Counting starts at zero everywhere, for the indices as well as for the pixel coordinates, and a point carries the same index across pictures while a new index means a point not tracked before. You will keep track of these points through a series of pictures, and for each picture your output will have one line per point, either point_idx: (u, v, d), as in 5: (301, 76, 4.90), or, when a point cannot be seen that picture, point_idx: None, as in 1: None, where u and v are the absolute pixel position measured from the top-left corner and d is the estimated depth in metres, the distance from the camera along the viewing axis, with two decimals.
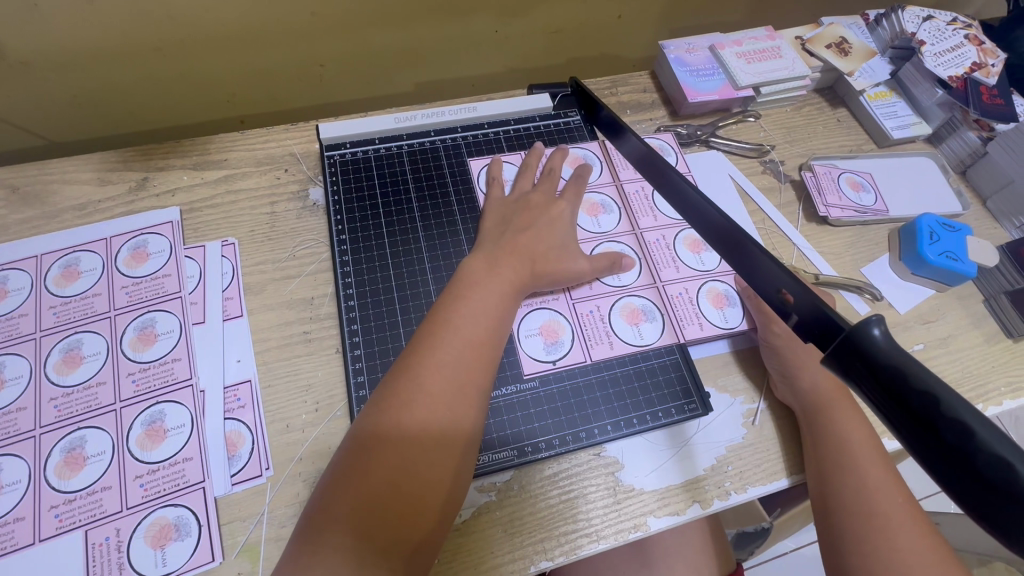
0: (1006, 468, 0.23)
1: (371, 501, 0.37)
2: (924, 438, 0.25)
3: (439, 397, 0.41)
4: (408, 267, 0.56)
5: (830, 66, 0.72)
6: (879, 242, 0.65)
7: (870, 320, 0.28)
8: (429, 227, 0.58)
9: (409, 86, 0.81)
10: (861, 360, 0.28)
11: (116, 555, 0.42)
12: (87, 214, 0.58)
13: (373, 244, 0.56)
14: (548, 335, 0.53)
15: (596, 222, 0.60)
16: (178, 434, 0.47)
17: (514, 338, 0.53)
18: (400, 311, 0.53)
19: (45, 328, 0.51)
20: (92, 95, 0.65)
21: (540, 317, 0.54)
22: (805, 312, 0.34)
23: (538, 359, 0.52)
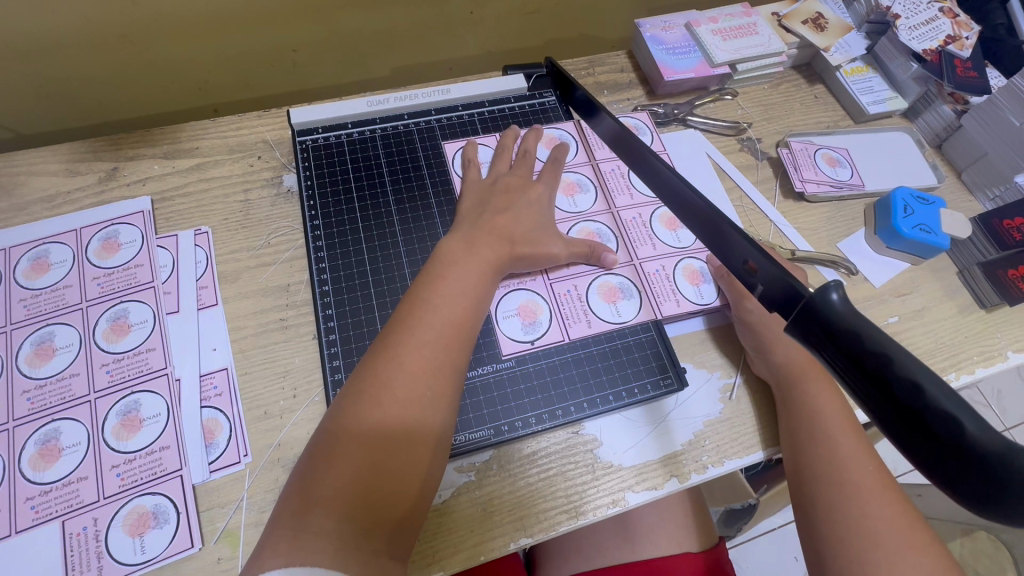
0: (954, 422, 0.23)
1: (351, 482, 0.37)
2: (880, 398, 0.25)
3: (417, 378, 0.41)
4: (383, 252, 0.55)
5: (807, 41, 0.71)
6: (856, 217, 0.65)
7: (830, 286, 0.29)
8: (404, 211, 0.57)
9: (385, 71, 0.79)
10: (821, 324, 0.29)
11: (95, 543, 0.43)
12: (56, 206, 0.57)
13: (347, 230, 0.56)
14: (526, 316, 0.53)
15: (572, 202, 0.60)
16: (155, 423, 0.47)
17: (491, 319, 0.53)
18: (375, 296, 0.53)
19: (16, 321, 0.50)
20: (59, 84, 0.64)
21: (516, 298, 0.54)
22: (768, 282, 0.35)
23: (515, 339, 0.52)
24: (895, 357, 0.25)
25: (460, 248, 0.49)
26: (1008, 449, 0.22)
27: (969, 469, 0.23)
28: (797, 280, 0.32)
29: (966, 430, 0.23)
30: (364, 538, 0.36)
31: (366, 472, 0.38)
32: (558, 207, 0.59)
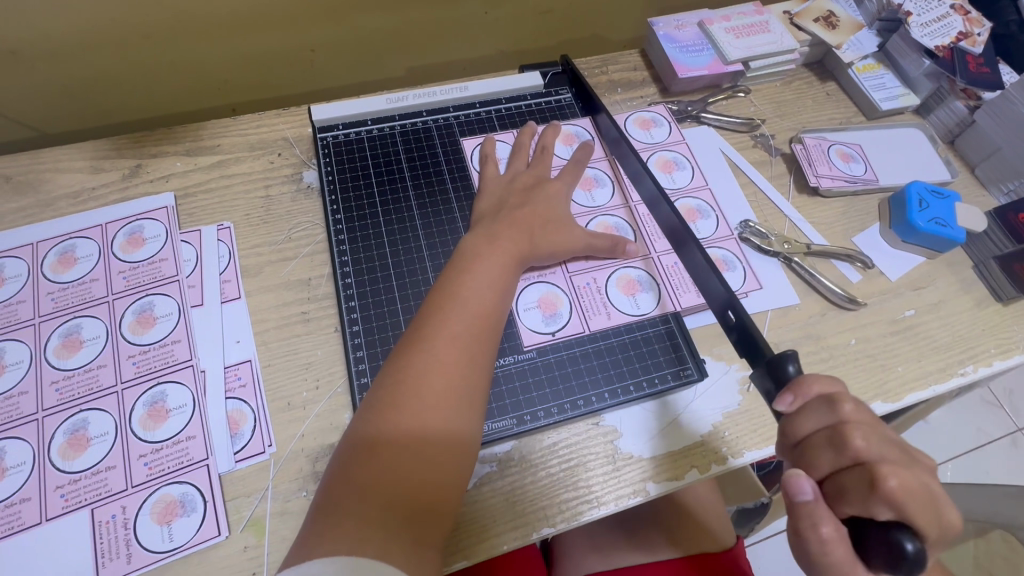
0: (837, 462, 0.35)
1: (391, 471, 0.38)
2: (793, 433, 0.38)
3: (450, 368, 0.42)
4: (403, 245, 0.56)
5: (818, 39, 0.72)
6: (871, 212, 0.65)
7: (787, 358, 0.40)
8: (424, 205, 0.58)
9: (401, 71, 0.80)
10: (774, 382, 0.40)
11: (124, 531, 0.43)
12: (82, 202, 0.58)
13: (368, 225, 0.57)
14: (547, 307, 0.54)
15: (591, 197, 0.60)
16: (181, 413, 0.47)
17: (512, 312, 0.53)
18: (396, 289, 0.54)
19: (44, 314, 0.51)
20: (82, 84, 0.65)
21: (537, 290, 0.54)
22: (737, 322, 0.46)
23: (537, 331, 0.53)
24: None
25: (482, 239, 0.50)
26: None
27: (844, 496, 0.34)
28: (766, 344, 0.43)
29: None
30: (405, 527, 0.36)
31: (404, 463, 0.38)
32: (575, 202, 0.59)
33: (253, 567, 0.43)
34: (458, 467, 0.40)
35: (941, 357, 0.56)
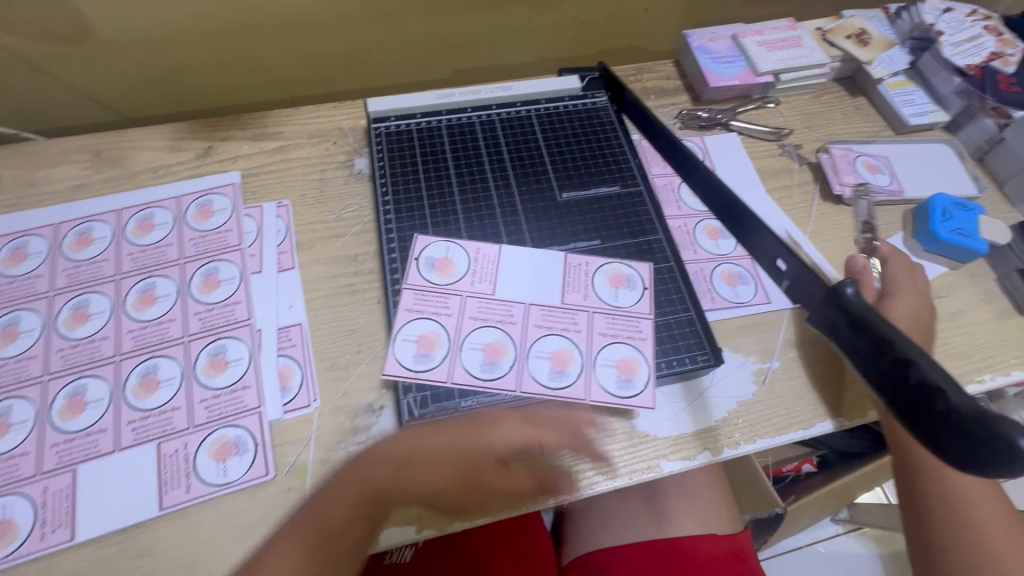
0: (939, 393, 0.28)
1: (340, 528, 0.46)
2: (905, 396, 0.29)
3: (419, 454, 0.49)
4: (451, 277, 0.56)
5: (850, 55, 0.75)
6: (895, 222, 0.67)
7: (845, 282, 0.34)
8: (477, 259, 0.58)
9: (447, 73, 0.86)
10: (839, 312, 0.34)
11: (184, 464, 0.48)
12: (160, 176, 0.65)
13: (420, 248, 0.58)
14: (490, 354, 0.53)
15: (613, 295, 0.56)
16: (238, 365, 0.53)
17: (435, 340, 0.53)
18: (430, 319, 0.54)
19: (125, 272, 0.57)
20: (164, 74, 0.73)
21: (488, 334, 0.54)
22: (796, 279, 0.39)
23: (471, 373, 0.52)
24: (894, 338, 0.31)
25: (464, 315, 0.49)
26: (986, 414, 0.26)
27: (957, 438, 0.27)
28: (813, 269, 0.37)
29: (950, 401, 0.27)
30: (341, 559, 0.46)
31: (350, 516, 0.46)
32: (574, 265, 0.58)
33: (295, 506, 0.48)
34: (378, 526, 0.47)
35: (957, 364, 0.57)
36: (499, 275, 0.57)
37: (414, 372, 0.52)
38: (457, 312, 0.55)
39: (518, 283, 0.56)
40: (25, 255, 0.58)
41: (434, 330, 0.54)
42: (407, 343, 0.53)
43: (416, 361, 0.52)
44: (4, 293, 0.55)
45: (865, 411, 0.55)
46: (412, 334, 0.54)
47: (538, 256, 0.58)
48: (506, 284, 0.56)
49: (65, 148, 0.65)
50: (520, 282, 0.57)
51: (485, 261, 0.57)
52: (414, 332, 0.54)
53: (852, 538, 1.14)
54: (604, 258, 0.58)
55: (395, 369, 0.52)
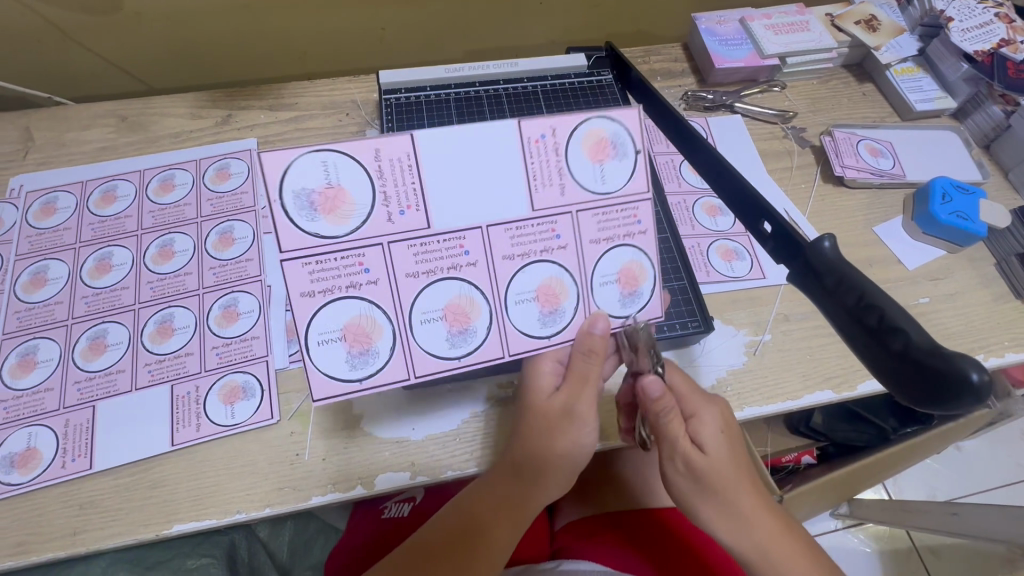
0: (904, 337, 0.30)
1: (455, 546, 0.44)
2: (874, 341, 0.32)
3: (550, 463, 0.44)
4: (350, 215, 0.38)
5: (858, 41, 0.75)
6: (895, 205, 0.67)
7: (822, 237, 0.35)
8: (381, 174, 0.38)
9: (459, 53, 0.88)
10: (814, 266, 0.35)
11: (195, 405, 0.51)
12: (181, 141, 0.68)
13: (280, 179, 0.36)
14: (453, 320, 0.41)
15: (598, 172, 0.41)
16: (248, 317, 0.55)
17: (365, 329, 0.40)
18: (346, 297, 0.39)
19: (146, 227, 0.60)
20: (188, 45, 0.76)
21: (440, 294, 0.41)
22: (778, 236, 0.40)
23: (438, 355, 0.41)
24: (865, 288, 0.32)
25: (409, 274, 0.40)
26: (946, 352, 0.29)
27: (921, 377, 0.30)
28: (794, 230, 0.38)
29: (909, 338, 0.30)
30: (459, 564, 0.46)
31: (472, 532, 0.44)
32: (535, 139, 0.40)
33: (297, 450, 0.51)
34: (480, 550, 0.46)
35: (949, 344, 0.58)
36: (425, 195, 0.39)
37: (355, 382, 0.40)
38: (384, 277, 0.40)
39: (457, 188, 0.39)
40: (54, 209, 0.61)
41: (362, 309, 0.40)
42: (330, 343, 0.39)
43: (351, 367, 0.40)
44: (34, 243, 0.59)
45: (855, 385, 0.56)
46: (329, 327, 0.39)
47: (494, 143, 0.39)
48: (438, 189, 0.39)
49: (93, 113, 0.69)
50: (467, 185, 0.40)
51: (397, 171, 0.38)
52: (330, 327, 0.39)
53: (850, 533, 1.14)
54: (576, 113, 0.40)
55: (325, 391, 0.39)
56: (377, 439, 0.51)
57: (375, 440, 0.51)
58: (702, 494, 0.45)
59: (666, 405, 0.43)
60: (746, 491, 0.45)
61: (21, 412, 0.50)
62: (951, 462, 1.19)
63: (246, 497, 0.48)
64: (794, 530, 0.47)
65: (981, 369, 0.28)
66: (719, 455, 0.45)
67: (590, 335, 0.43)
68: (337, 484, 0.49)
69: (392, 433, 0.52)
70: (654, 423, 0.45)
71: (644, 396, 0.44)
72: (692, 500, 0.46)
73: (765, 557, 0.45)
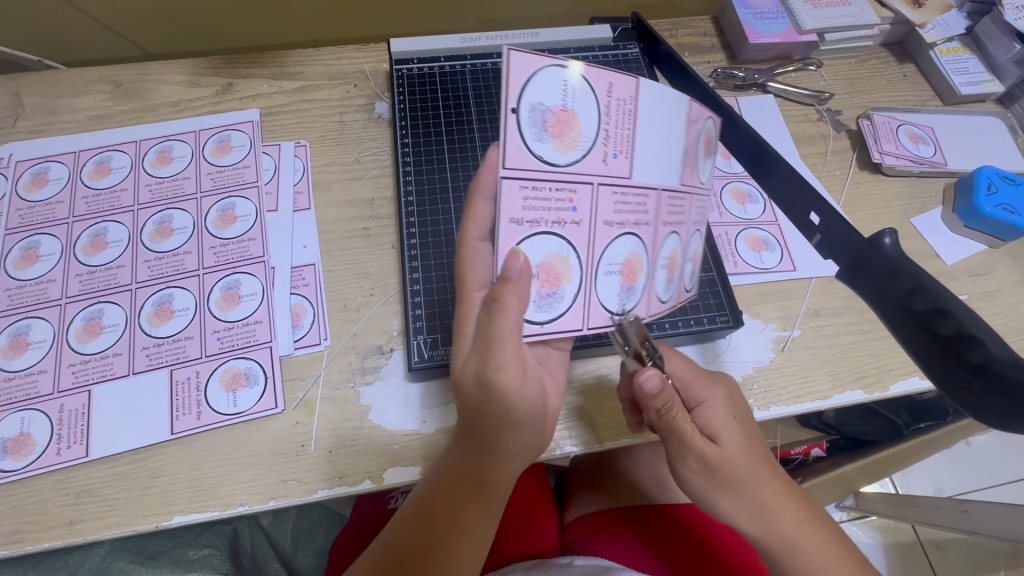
0: (981, 348, 0.28)
1: (426, 541, 0.41)
2: (944, 351, 0.29)
3: (495, 431, 0.39)
4: (573, 143, 0.36)
5: (902, 17, 0.70)
6: (934, 195, 0.64)
7: (883, 232, 0.32)
8: (608, 110, 0.37)
9: (474, 23, 0.83)
10: (875, 265, 0.33)
11: (196, 391, 0.49)
12: (180, 110, 0.64)
13: (522, 89, 0.34)
14: (627, 276, 0.40)
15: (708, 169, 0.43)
16: (251, 300, 0.53)
17: (557, 271, 0.38)
18: (550, 233, 0.37)
19: (143, 202, 0.57)
20: (186, 7, 0.71)
21: (624, 247, 0.39)
22: (828, 231, 0.37)
23: (607, 307, 0.40)
24: (933, 292, 0.30)
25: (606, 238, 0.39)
26: None
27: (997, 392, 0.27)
28: (849, 223, 0.36)
29: (988, 351, 0.27)
30: (456, 541, 0.41)
31: (440, 520, 0.41)
32: (699, 124, 0.41)
33: (302, 440, 0.48)
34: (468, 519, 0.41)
35: None
36: (635, 142, 0.38)
37: (538, 324, 0.39)
38: (587, 219, 0.38)
39: (654, 145, 0.39)
40: (45, 180, 0.58)
41: (561, 250, 0.38)
42: None
43: (537, 308, 0.39)
44: (25, 217, 0.56)
45: (888, 385, 0.53)
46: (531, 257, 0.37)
47: (668, 120, 0.39)
48: (645, 140, 0.38)
49: (85, 78, 0.65)
50: (664, 147, 0.39)
51: (620, 112, 0.37)
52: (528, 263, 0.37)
53: (855, 527, 1.13)
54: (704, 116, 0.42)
55: None
56: (386, 431, 0.49)
57: (383, 432, 0.49)
58: (720, 491, 0.43)
59: (667, 399, 0.38)
60: (765, 478, 0.43)
61: (13, 395, 0.48)
62: (961, 458, 1.17)
63: (249, 489, 0.46)
64: (821, 520, 0.45)
65: None
66: (732, 443, 0.43)
67: (505, 280, 0.34)
68: (344, 477, 0.47)
69: (402, 426, 0.50)
70: (660, 416, 0.40)
71: (642, 391, 0.38)
72: (712, 497, 0.44)
73: (790, 547, 0.43)
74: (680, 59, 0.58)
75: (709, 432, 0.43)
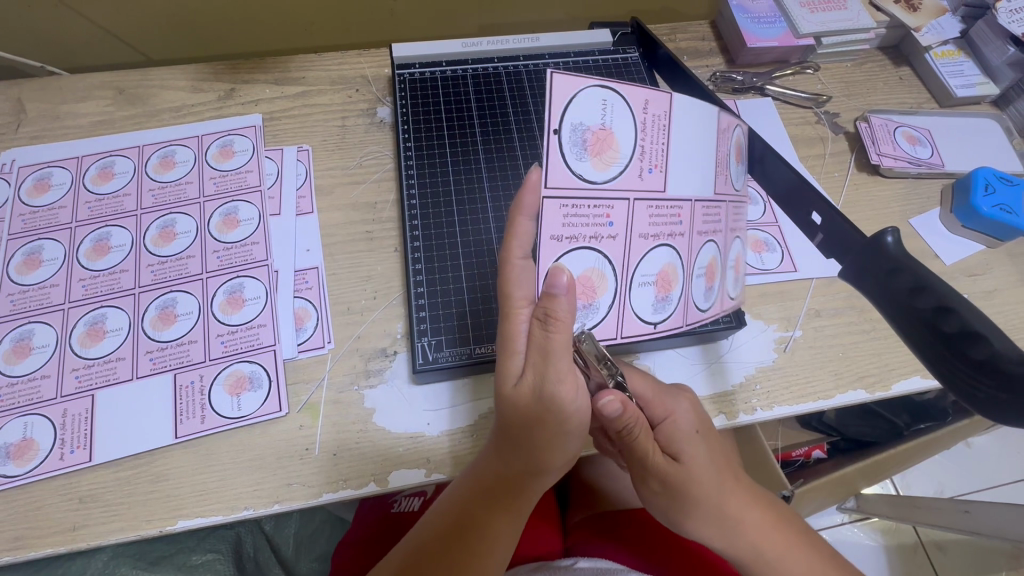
0: (985, 345, 0.28)
1: (452, 544, 0.41)
2: (948, 348, 0.29)
3: (540, 445, 0.38)
4: (611, 161, 0.36)
5: (898, 21, 0.71)
6: (931, 197, 0.64)
7: (886, 231, 0.33)
8: (643, 126, 0.36)
9: (474, 28, 0.84)
10: (878, 263, 0.33)
11: (200, 395, 0.49)
12: (182, 115, 0.64)
13: (560, 112, 0.34)
14: (662, 287, 0.41)
15: (739, 176, 0.44)
16: (255, 304, 0.53)
17: (594, 282, 0.40)
18: (587, 248, 0.38)
19: (145, 207, 0.57)
20: (189, 13, 0.71)
21: (659, 259, 0.40)
22: (830, 230, 0.38)
23: (642, 317, 0.43)
24: (937, 290, 0.30)
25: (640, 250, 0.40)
26: None
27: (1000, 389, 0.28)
28: (851, 222, 0.36)
29: (993, 349, 0.28)
30: (485, 546, 0.41)
31: (471, 525, 0.41)
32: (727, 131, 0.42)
33: (306, 443, 0.48)
34: (499, 524, 0.41)
35: None
36: (670, 156, 0.37)
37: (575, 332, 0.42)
38: (622, 233, 0.38)
39: (688, 155, 0.39)
40: (48, 186, 0.58)
41: (597, 264, 0.39)
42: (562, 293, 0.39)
43: None
44: (28, 222, 0.56)
45: (890, 384, 0.53)
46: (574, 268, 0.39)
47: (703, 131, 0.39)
48: (680, 151, 0.38)
49: (88, 84, 0.65)
50: (697, 157, 0.39)
51: (655, 128, 0.36)
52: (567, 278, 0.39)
53: (856, 528, 1.13)
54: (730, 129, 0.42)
55: None
56: (390, 434, 0.49)
57: (388, 435, 0.49)
58: (685, 509, 0.43)
59: (629, 420, 0.37)
60: (731, 490, 0.43)
61: (16, 400, 0.48)
62: (961, 459, 1.17)
63: (253, 493, 0.46)
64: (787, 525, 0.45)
65: None
66: (697, 460, 0.42)
67: (551, 296, 0.35)
68: (349, 480, 0.47)
69: (406, 429, 0.50)
70: (623, 437, 0.39)
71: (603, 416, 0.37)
72: (677, 515, 0.43)
73: (759, 555, 0.44)
74: (678, 61, 0.59)
75: (674, 451, 0.43)
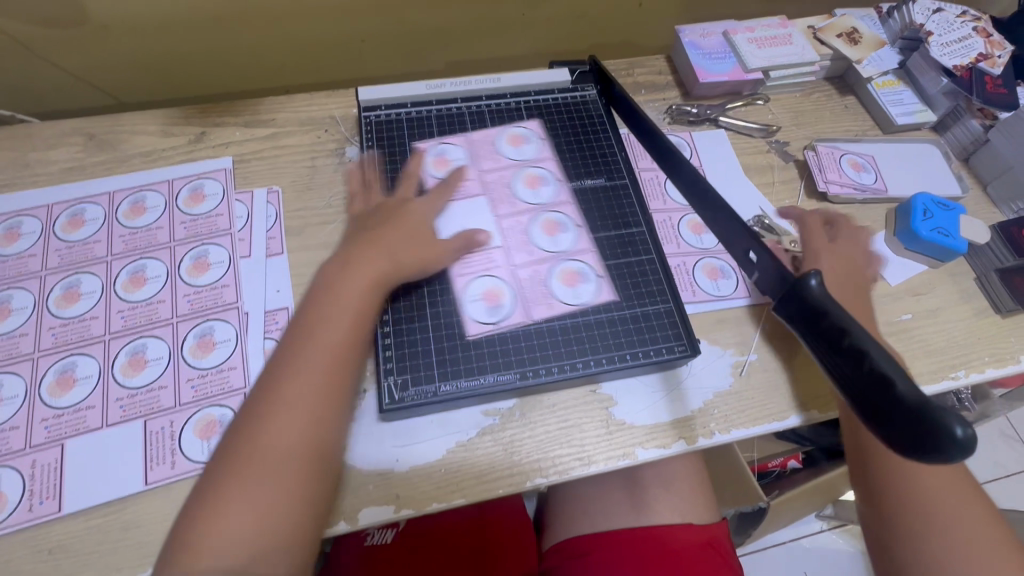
0: (890, 387, 0.30)
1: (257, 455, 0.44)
2: (863, 387, 0.31)
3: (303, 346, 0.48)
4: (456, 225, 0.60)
5: (841, 54, 0.75)
6: (877, 220, 0.68)
7: (809, 274, 0.36)
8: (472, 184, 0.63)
9: (441, 64, 0.87)
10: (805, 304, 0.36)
11: (170, 441, 0.50)
12: (152, 160, 0.65)
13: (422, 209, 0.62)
14: (491, 299, 0.56)
15: (534, 195, 0.63)
16: (225, 347, 0.54)
17: (499, 293, 0.56)
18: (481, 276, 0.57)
19: (116, 253, 0.58)
20: (159, 58, 0.73)
21: (482, 283, 0.57)
22: (766, 270, 0.40)
23: (482, 321, 0.55)
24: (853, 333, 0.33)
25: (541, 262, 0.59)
26: (932, 404, 0.29)
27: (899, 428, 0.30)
28: (780, 261, 0.39)
29: (898, 390, 0.30)
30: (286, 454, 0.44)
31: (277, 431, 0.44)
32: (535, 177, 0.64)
33: None
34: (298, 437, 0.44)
35: (929, 361, 0.59)
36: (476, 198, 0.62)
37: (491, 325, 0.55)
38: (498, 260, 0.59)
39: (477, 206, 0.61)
40: (18, 235, 0.59)
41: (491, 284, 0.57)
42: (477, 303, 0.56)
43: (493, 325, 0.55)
44: None
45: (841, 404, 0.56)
46: (475, 292, 0.56)
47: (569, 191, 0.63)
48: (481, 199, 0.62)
49: (58, 130, 0.66)
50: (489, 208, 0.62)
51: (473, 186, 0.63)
52: (475, 292, 0.56)
53: (835, 535, 1.15)
54: (516, 166, 0.65)
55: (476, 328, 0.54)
56: (360, 472, 0.50)
57: (357, 472, 0.50)
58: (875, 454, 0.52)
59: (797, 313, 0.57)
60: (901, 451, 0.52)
61: None
62: None
63: None
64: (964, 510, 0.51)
65: (965, 424, 0.28)
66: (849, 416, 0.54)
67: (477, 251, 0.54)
68: None
69: (376, 466, 0.50)
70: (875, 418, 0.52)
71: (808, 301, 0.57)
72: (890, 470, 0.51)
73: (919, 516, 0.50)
74: (624, 96, 0.62)
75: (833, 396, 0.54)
